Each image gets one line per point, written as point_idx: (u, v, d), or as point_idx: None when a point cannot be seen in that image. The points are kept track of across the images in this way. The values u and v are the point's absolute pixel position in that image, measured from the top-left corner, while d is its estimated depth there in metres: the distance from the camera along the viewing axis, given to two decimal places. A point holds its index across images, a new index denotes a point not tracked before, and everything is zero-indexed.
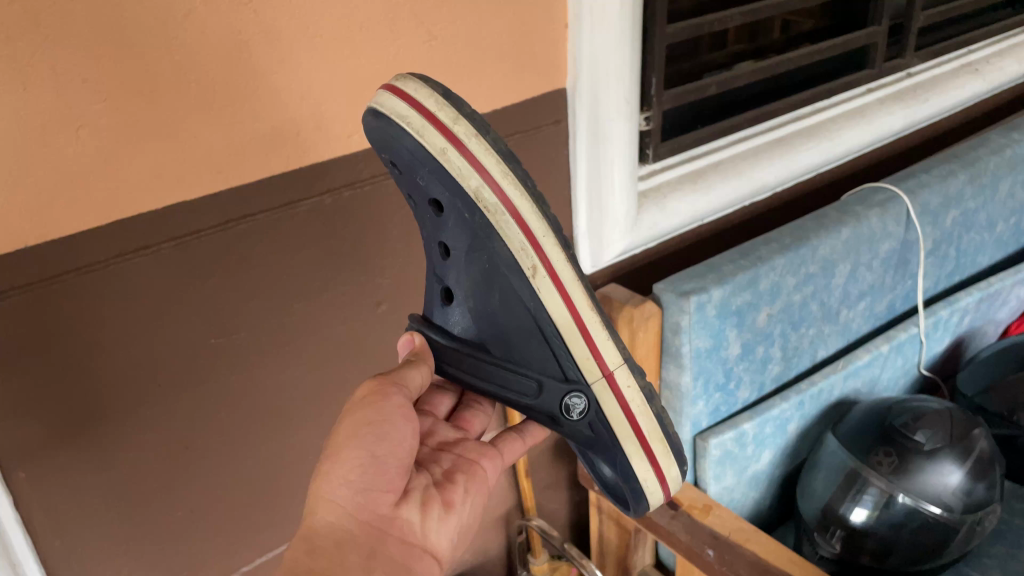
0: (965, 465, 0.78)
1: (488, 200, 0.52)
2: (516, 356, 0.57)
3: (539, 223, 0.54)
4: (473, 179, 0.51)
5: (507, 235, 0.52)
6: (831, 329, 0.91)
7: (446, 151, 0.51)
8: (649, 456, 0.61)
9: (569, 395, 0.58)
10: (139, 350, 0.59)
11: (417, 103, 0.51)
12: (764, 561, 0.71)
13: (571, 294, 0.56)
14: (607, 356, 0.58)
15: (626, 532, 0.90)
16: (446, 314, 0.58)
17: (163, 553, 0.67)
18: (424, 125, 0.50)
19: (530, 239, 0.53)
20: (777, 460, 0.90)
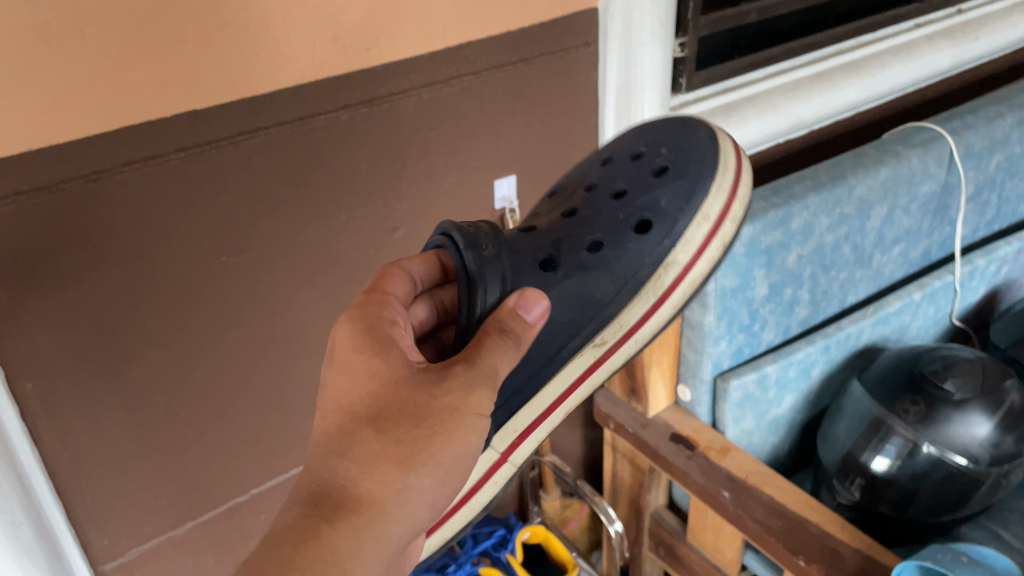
0: (996, 416, 0.76)
1: (667, 276, 0.53)
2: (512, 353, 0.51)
3: (647, 333, 0.55)
4: (682, 252, 0.53)
5: (630, 306, 0.53)
6: (863, 274, 0.88)
7: (706, 216, 0.54)
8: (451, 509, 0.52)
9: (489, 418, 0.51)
10: (150, 264, 0.57)
11: (740, 183, 0.56)
12: (781, 506, 0.71)
13: (644, 327, 0.54)
14: (524, 420, 0.53)
15: (639, 470, 0.89)
16: (524, 260, 0.53)
17: (171, 472, 0.67)
18: (726, 169, 0.55)
19: (631, 326, 0.54)
20: (799, 405, 0.88)
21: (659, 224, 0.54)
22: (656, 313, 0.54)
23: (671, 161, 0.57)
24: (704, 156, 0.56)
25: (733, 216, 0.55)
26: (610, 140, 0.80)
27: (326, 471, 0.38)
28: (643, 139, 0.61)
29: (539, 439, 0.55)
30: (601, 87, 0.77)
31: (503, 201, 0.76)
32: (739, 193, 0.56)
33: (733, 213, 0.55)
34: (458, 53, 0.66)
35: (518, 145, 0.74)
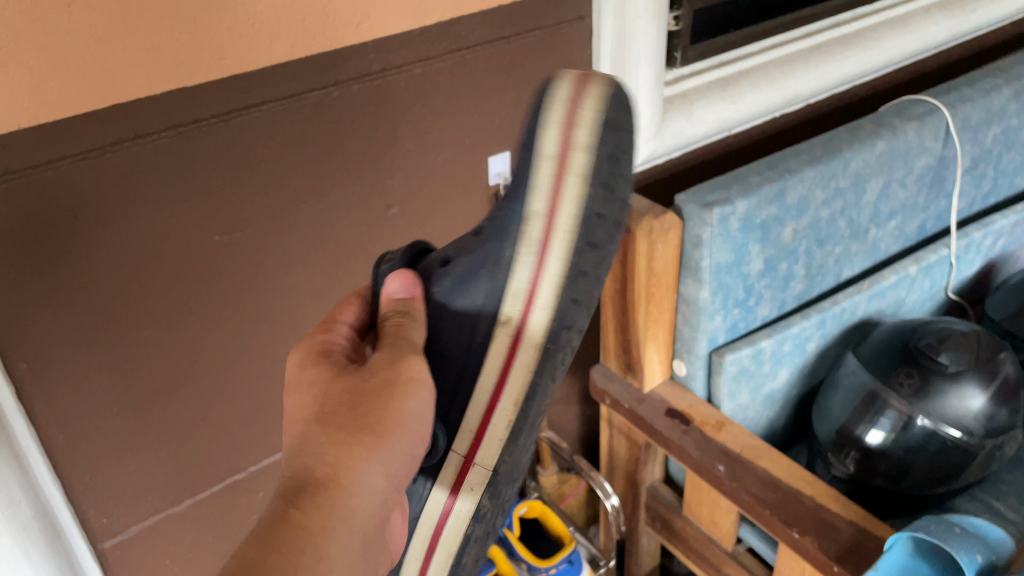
0: (989, 388, 0.76)
1: (534, 231, 0.53)
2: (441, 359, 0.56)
3: (551, 292, 0.54)
4: (535, 206, 0.53)
5: (515, 272, 0.54)
6: (858, 248, 0.87)
7: (543, 162, 0.52)
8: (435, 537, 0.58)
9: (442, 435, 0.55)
10: (143, 242, 0.57)
11: (574, 110, 0.52)
12: (776, 479, 0.72)
13: (533, 320, 0.55)
14: (474, 422, 0.56)
15: (635, 445, 0.89)
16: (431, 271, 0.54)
17: (169, 450, 0.67)
18: (552, 124, 0.52)
19: (528, 290, 0.54)
20: (794, 380, 0.88)
21: (512, 194, 0.54)
22: (539, 301, 0.55)
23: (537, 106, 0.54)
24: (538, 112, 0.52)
25: (550, 162, 0.52)
26: None
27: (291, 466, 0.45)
28: None
29: (502, 434, 0.57)
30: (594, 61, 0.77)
31: (498, 177, 0.76)
32: (553, 134, 0.52)
33: (575, 159, 0.52)
34: (450, 28, 0.65)
35: (512, 120, 0.74)
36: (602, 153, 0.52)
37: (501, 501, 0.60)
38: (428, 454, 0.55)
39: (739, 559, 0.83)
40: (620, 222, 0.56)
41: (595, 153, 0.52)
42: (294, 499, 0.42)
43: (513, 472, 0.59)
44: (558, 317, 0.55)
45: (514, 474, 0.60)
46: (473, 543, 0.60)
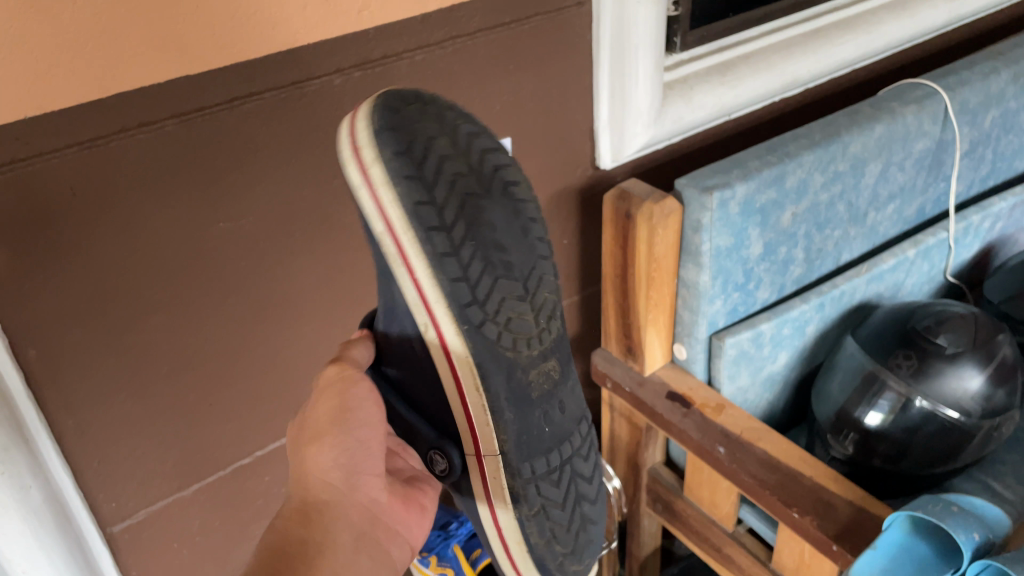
0: (986, 369, 0.77)
1: (388, 246, 0.45)
2: (413, 391, 0.54)
3: (434, 287, 0.45)
4: (377, 224, 0.45)
5: (402, 285, 0.46)
6: (857, 231, 0.88)
7: (359, 190, 0.45)
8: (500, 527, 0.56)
9: (449, 445, 0.53)
10: (149, 230, 0.58)
11: (354, 132, 0.45)
12: (775, 460, 0.73)
13: (446, 335, 0.47)
14: (468, 439, 0.52)
15: (636, 429, 0.90)
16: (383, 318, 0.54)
17: (175, 436, 0.68)
18: (349, 156, 0.45)
19: (422, 298, 0.46)
20: (794, 362, 0.89)
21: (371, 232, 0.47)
22: (438, 314, 0.46)
23: None
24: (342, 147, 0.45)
25: (364, 192, 0.44)
26: (604, 101, 0.80)
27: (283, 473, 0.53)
28: None
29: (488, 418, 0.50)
30: (594, 47, 0.77)
31: None
32: (352, 165, 0.44)
33: (373, 174, 0.44)
34: (451, 15, 0.66)
35: (513, 107, 0.74)
36: (389, 157, 0.43)
37: (537, 478, 0.54)
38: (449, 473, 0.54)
39: (740, 540, 0.84)
40: (477, 191, 0.45)
41: (385, 159, 0.43)
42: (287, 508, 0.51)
43: (533, 447, 0.53)
44: (458, 311, 0.46)
45: (539, 448, 0.53)
46: (529, 521, 0.55)
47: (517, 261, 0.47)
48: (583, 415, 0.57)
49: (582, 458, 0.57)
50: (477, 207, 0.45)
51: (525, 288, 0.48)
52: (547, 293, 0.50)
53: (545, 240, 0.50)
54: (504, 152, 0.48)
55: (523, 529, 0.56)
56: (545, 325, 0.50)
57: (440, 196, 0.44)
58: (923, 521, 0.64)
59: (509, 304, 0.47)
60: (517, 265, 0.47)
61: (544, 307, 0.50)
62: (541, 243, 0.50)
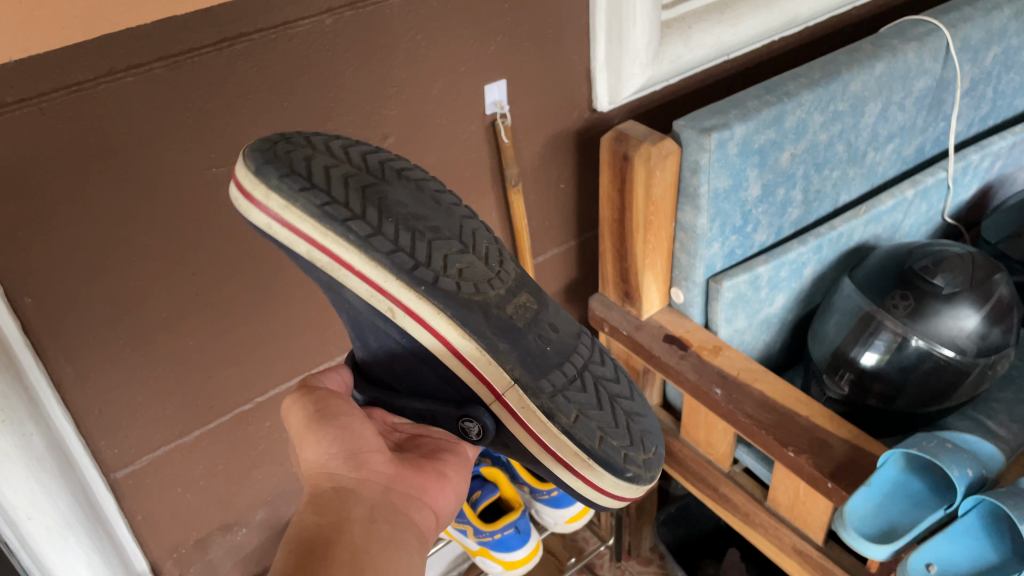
0: (983, 308, 0.77)
1: (320, 259, 0.43)
2: (415, 380, 0.50)
3: (373, 265, 0.43)
4: (300, 245, 0.43)
5: (350, 285, 0.44)
6: (856, 172, 0.87)
7: (270, 227, 0.43)
8: (557, 459, 0.50)
9: (475, 407, 0.49)
10: (141, 176, 0.57)
11: (238, 183, 0.44)
12: (771, 401, 0.73)
13: (410, 306, 0.44)
14: (481, 390, 0.47)
15: (634, 372, 0.91)
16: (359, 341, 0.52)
17: (175, 382, 0.68)
18: (246, 200, 0.44)
19: (369, 282, 0.43)
20: (790, 305, 0.89)
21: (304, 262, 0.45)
22: (397, 294, 0.43)
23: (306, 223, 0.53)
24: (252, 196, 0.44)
25: (275, 226, 0.43)
26: (600, 42, 0.78)
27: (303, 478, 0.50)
28: None
29: (483, 355, 0.45)
30: None
31: (494, 105, 0.75)
32: (252, 211, 0.43)
33: (274, 206, 0.42)
34: None
35: (507, 47, 0.73)
36: (276, 182, 0.42)
37: (560, 390, 0.48)
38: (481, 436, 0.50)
39: (737, 480, 0.85)
40: (373, 179, 0.44)
41: (274, 187, 0.42)
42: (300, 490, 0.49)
43: (542, 365, 0.48)
44: (407, 277, 0.43)
45: (546, 366, 0.48)
46: (577, 433, 0.49)
47: (442, 224, 0.46)
48: (578, 326, 0.53)
49: (597, 363, 0.52)
50: (379, 191, 0.44)
51: (462, 241, 0.46)
52: (487, 243, 0.48)
53: (460, 203, 0.49)
54: (389, 152, 0.48)
55: (574, 439, 0.49)
56: (499, 266, 0.48)
57: (339, 189, 0.43)
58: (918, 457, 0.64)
59: (453, 259, 0.45)
60: (443, 226, 0.45)
61: (490, 252, 0.48)
62: (458, 205, 0.48)
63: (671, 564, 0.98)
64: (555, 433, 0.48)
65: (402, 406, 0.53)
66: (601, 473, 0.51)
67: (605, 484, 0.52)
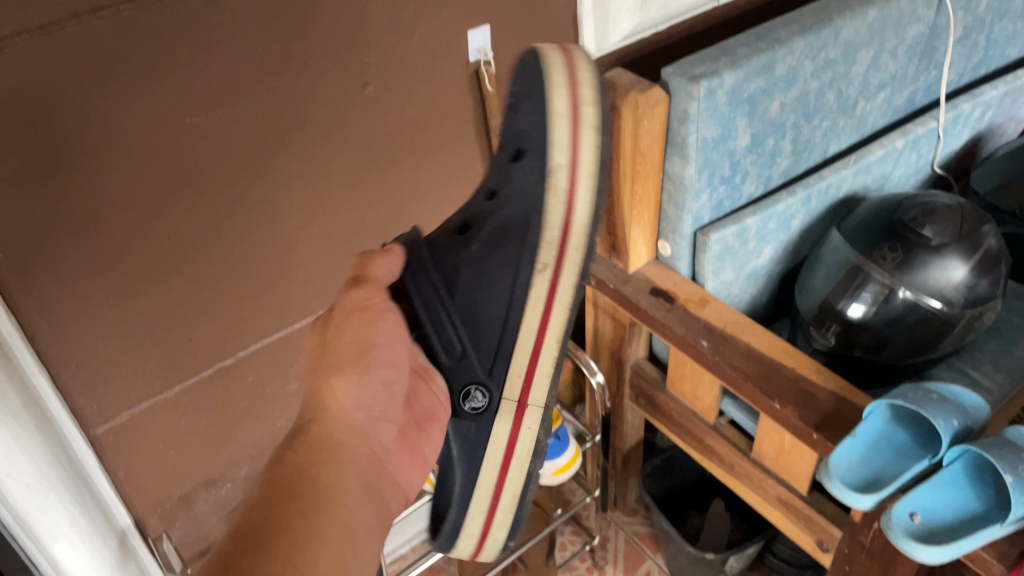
0: (971, 259, 0.76)
1: (559, 136, 0.61)
2: (476, 317, 0.62)
3: (590, 152, 0.61)
4: (558, 108, 0.61)
5: (556, 139, 0.61)
6: (846, 122, 0.86)
7: (560, 96, 0.61)
8: (503, 460, 0.67)
9: (494, 386, 0.64)
10: (111, 124, 0.55)
11: (570, 63, 0.63)
12: (758, 353, 0.73)
13: (573, 218, 0.62)
14: (514, 387, 0.65)
15: (620, 325, 0.90)
16: (444, 241, 0.62)
17: (153, 337, 0.67)
18: (559, 71, 0.62)
19: (575, 158, 0.62)
20: (778, 257, 0.89)
21: (531, 153, 0.62)
22: (580, 160, 0.62)
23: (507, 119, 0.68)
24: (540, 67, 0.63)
25: (564, 80, 0.62)
26: None
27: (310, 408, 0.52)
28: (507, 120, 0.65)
29: (551, 355, 0.65)
30: None
31: (478, 53, 0.73)
32: (579, 68, 0.63)
33: (580, 93, 0.62)
34: None
35: None
36: (595, 76, 0.63)
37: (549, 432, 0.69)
38: (484, 406, 0.64)
39: (723, 432, 0.85)
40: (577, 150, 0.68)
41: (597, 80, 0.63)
42: (289, 441, 0.49)
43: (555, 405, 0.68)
44: (599, 185, 0.62)
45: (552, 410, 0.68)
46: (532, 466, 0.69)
47: None
48: None
49: None
50: None
51: None
52: None
53: None
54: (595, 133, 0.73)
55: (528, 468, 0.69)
56: None
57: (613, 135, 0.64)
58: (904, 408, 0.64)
59: None
60: None
61: None
62: None
63: (657, 515, 0.99)
64: (527, 449, 0.67)
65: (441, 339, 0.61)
66: (510, 511, 0.71)
67: (500, 532, 0.72)
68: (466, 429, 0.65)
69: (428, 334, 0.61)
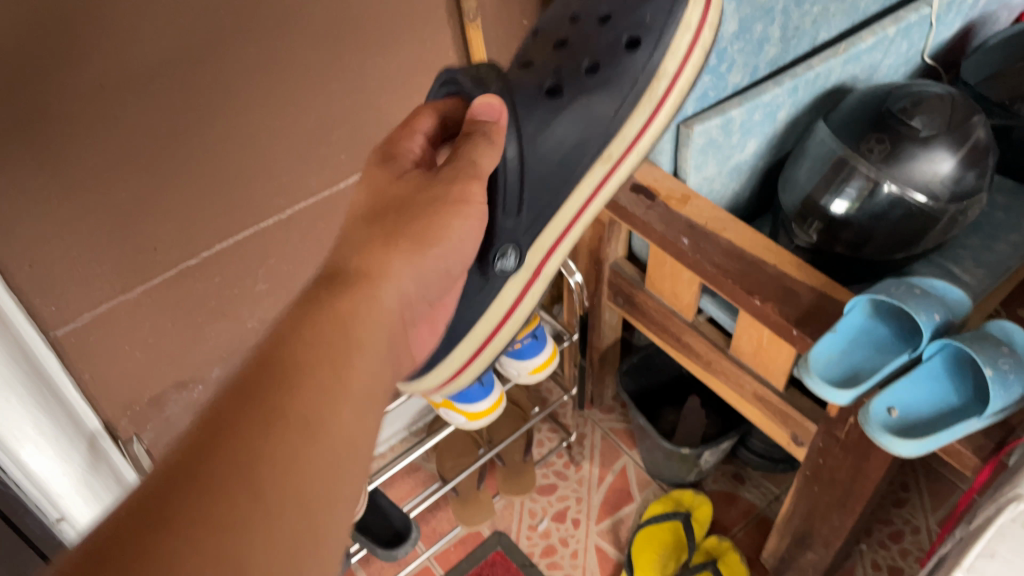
0: (959, 152, 0.74)
1: (685, 29, 0.58)
2: (538, 182, 0.59)
3: (692, 67, 0.61)
4: (694, 9, 0.59)
5: (676, 41, 0.58)
6: (837, 8, 0.82)
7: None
8: (499, 323, 0.62)
9: (523, 248, 0.60)
10: (55, 8, 0.50)
11: None
12: (739, 250, 0.71)
13: (644, 127, 0.61)
14: (540, 252, 0.62)
15: (600, 225, 0.88)
16: (530, 93, 0.59)
17: (113, 239, 0.63)
18: None
19: (679, 62, 0.59)
20: (762, 151, 0.86)
21: (647, 40, 0.58)
22: (682, 76, 0.60)
23: (601, 12, 0.62)
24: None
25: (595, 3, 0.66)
26: None
27: (349, 261, 0.44)
28: (614, 14, 0.61)
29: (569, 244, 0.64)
30: None
31: None
32: None
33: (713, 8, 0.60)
34: None
35: None
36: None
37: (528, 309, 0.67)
38: (507, 269, 0.59)
39: (701, 330, 0.85)
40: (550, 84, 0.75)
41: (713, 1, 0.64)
42: (326, 286, 0.42)
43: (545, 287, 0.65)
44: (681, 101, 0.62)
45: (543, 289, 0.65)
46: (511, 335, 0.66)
47: None
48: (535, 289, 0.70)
49: None
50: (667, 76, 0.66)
51: None
52: None
53: None
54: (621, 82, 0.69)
55: (504, 338, 0.65)
56: None
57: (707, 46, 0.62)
58: (886, 303, 0.64)
59: None
60: None
61: None
62: None
63: (633, 412, 1.00)
64: (517, 318, 0.64)
65: (499, 195, 0.57)
66: (472, 371, 0.66)
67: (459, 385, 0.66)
68: (484, 289, 0.59)
69: (500, 182, 0.57)
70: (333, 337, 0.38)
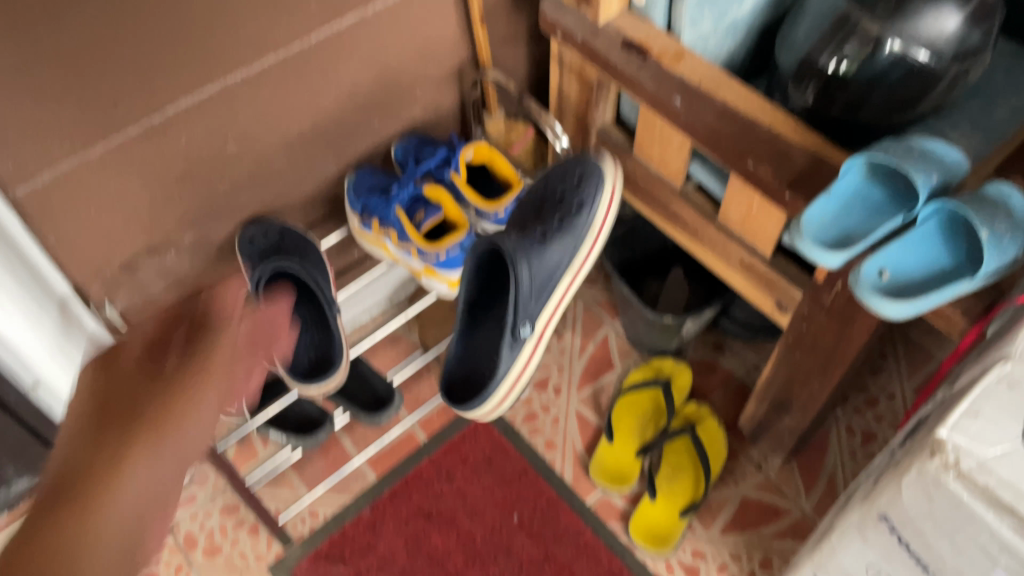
0: (967, 8, 0.70)
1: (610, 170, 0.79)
2: (536, 291, 0.78)
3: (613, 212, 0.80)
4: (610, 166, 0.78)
5: (601, 193, 0.77)
6: None
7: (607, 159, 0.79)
8: (523, 373, 0.82)
9: (535, 328, 0.80)
10: None
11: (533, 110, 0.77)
12: (734, 110, 0.68)
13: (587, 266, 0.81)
14: (541, 332, 0.81)
15: (588, 86, 0.84)
16: (531, 244, 0.77)
17: (69, 94, 0.59)
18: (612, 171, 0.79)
19: (601, 225, 0.79)
20: (761, 7, 0.82)
21: (583, 205, 0.77)
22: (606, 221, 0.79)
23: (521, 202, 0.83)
24: (596, 172, 0.78)
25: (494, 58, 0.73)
26: None
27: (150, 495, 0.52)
28: (545, 197, 0.80)
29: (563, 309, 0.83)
30: None
31: None
32: None
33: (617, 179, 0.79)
34: None
35: None
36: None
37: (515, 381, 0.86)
38: (528, 325, 0.78)
39: (690, 197, 0.82)
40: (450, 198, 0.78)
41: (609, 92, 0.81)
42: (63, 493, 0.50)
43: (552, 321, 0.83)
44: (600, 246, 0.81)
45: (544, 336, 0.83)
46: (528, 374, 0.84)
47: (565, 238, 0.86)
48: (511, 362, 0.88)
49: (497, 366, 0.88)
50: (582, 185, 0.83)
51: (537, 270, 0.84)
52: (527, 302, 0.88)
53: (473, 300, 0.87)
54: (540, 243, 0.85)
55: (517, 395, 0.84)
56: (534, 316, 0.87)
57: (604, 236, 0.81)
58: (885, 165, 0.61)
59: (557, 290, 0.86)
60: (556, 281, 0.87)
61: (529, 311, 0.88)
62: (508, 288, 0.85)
63: (617, 282, 0.99)
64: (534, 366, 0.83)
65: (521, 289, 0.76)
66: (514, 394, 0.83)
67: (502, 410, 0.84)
68: (512, 346, 0.78)
69: (518, 322, 0.77)
70: (63, 527, 0.49)
